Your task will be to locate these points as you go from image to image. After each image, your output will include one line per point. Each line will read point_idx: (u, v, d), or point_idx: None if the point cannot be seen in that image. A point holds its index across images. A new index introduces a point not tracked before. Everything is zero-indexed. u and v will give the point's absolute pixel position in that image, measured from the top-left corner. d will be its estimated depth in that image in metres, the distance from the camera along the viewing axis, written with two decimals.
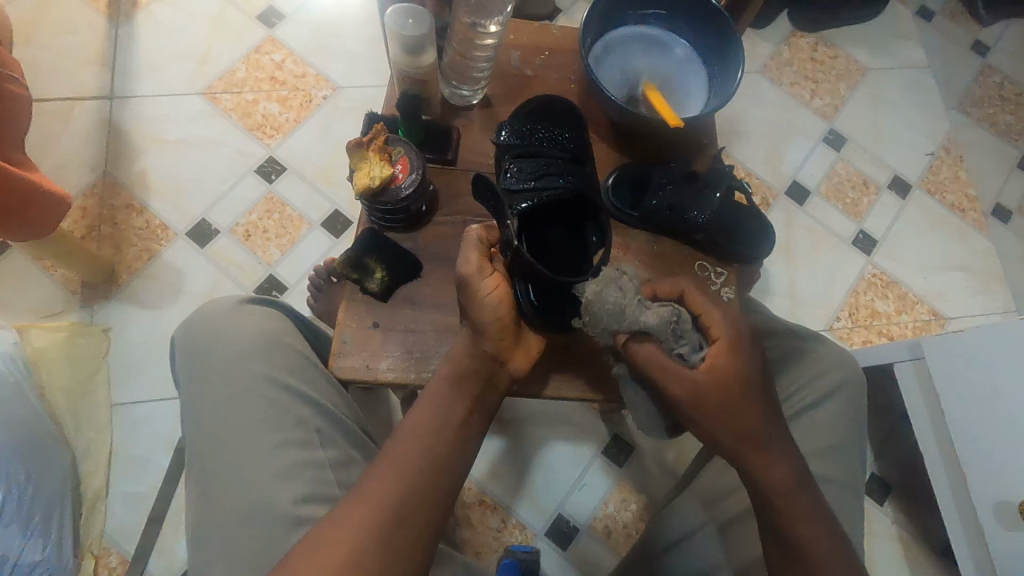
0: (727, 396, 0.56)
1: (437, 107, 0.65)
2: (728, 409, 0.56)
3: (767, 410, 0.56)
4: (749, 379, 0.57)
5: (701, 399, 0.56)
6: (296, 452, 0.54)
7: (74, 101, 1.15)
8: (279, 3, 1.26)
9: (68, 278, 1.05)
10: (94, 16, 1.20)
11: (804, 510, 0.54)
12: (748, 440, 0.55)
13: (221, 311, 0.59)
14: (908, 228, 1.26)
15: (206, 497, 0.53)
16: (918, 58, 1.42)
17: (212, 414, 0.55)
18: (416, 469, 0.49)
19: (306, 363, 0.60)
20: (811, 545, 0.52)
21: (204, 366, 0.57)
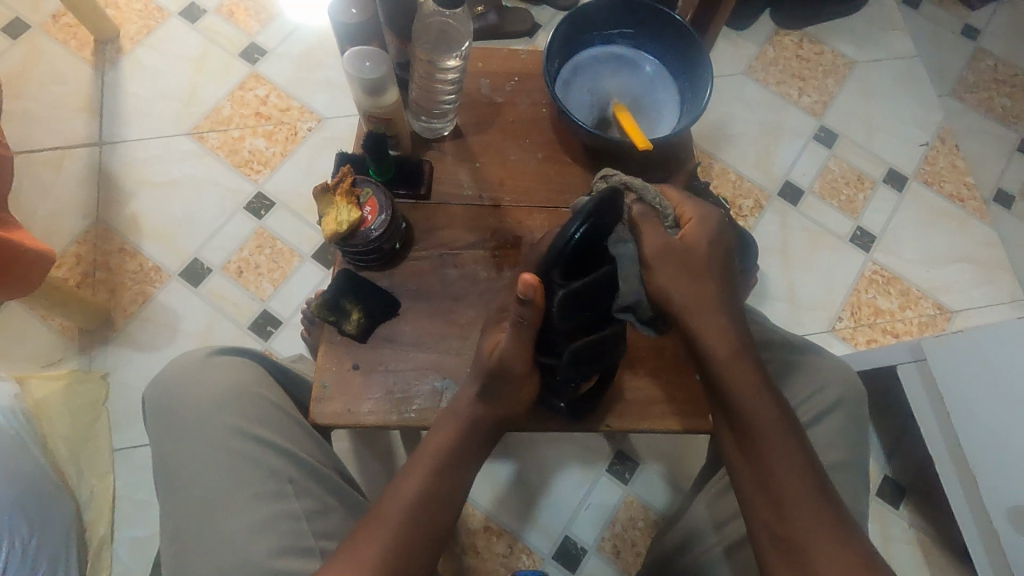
0: (685, 264, 0.61)
1: (407, 143, 0.65)
2: (695, 282, 0.61)
3: (725, 290, 0.62)
4: (707, 255, 0.62)
5: (667, 256, 0.61)
6: (270, 505, 0.54)
7: (64, 150, 1.16)
8: (261, 39, 1.27)
9: (65, 326, 1.05)
10: (80, 64, 1.22)
11: (747, 383, 0.58)
12: (704, 310, 0.61)
13: (193, 365, 0.60)
14: (907, 222, 1.24)
15: (183, 555, 0.53)
16: (907, 47, 1.40)
17: (187, 471, 0.55)
18: (408, 528, 0.51)
19: (280, 412, 0.60)
20: (755, 415, 0.57)
21: (180, 422, 0.57)
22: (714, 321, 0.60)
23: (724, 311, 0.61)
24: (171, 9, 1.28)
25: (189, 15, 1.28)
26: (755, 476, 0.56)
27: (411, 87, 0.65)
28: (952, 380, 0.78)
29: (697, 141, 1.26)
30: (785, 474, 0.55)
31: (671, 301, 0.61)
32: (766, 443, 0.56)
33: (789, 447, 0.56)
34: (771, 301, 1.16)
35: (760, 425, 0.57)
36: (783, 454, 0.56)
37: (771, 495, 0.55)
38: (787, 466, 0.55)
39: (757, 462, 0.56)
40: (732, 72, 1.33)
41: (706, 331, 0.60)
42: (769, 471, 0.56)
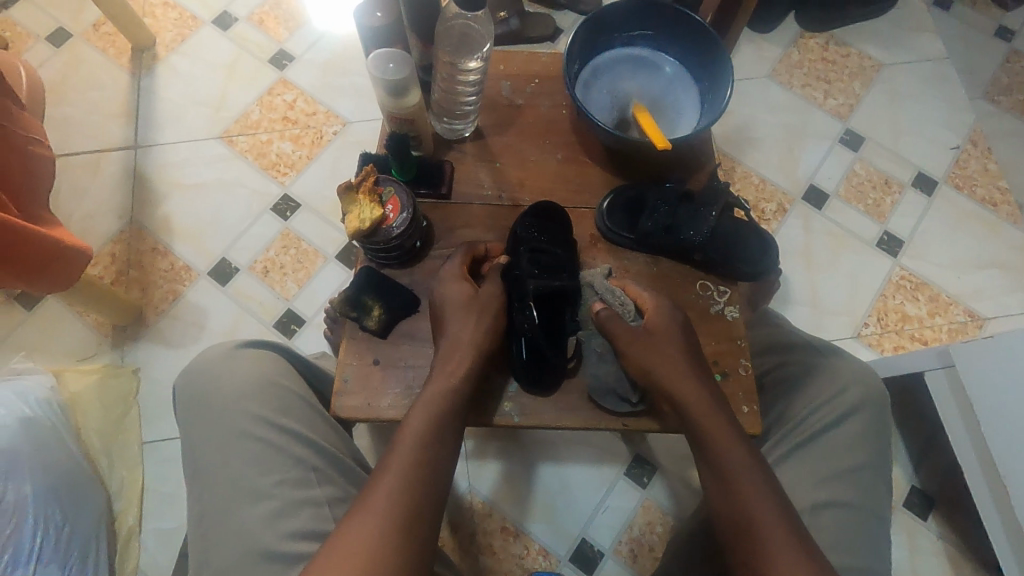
0: (654, 344, 0.60)
1: (429, 144, 0.66)
2: (658, 354, 0.59)
3: (693, 357, 0.60)
4: (671, 332, 0.61)
5: (635, 343, 0.60)
6: (292, 490, 0.55)
7: (102, 153, 1.21)
8: (289, 46, 1.30)
9: (99, 322, 1.09)
10: (118, 71, 1.27)
11: (729, 442, 0.55)
12: (677, 377, 0.58)
13: (220, 357, 0.62)
14: (936, 226, 1.21)
15: (207, 538, 0.54)
16: (937, 49, 1.37)
17: (211, 458, 0.57)
18: (405, 491, 0.50)
19: (301, 402, 0.61)
20: (731, 465, 0.54)
21: (204, 410, 0.59)
22: (692, 387, 0.58)
23: (700, 377, 0.59)
24: (204, 17, 1.33)
25: (221, 23, 1.32)
26: (740, 527, 0.52)
27: (433, 89, 0.66)
28: (982, 386, 0.75)
29: (719, 144, 1.25)
30: (770, 529, 0.51)
31: (652, 376, 0.59)
32: (748, 498, 0.53)
33: (765, 495, 0.53)
34: (793, 306, 1.15)
35: (743, 479, 0.54)
36: (761, 505, 0.52)
37: (756, 553, 0.51)
38: (772, 519, 0.51)
39: (740, 517, 0.52)
40: (755, 75, 1.31)
41: (685, 396, 0.58)
42: (749, 526, 0.52)
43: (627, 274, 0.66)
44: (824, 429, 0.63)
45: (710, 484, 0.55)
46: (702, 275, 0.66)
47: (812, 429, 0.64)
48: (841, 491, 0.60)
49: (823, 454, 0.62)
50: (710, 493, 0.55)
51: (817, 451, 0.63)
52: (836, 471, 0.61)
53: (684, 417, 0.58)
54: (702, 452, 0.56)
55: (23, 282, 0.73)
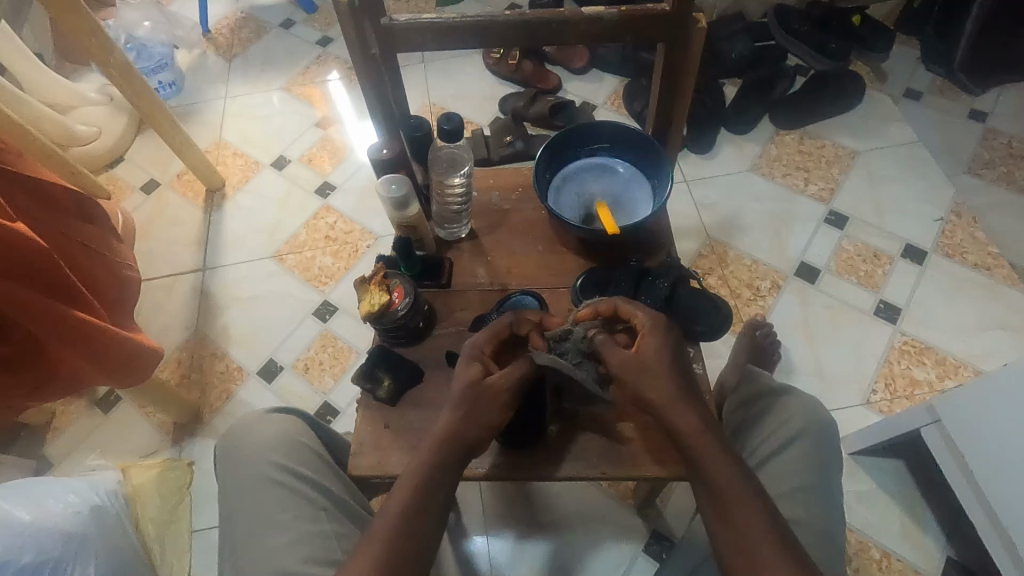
0: (646, 370, 0.66)
1: (431, 246, 0.81)
2: (646, 377, 0.66)
3: (681, 378, 0.66)
4: (662, 359, 0.66)
5: (628, 367, 0.66)
6: (307, 525, 0.66)
7: (175, 276, 1.43)
8: (332, 178, 1.55)
9: (162, 421, 1.24)
10: (194, 210, 1.53)
11: (719, 464, 0.62)
12: (665, 396, 0.65)
13: (251, 420, 0.74)
14: (933, 292, 1.26)
15: (237, 568, 0.65)
16: (908, 134, 1.50)
17: (241, 501, 0.68)
18: (399, 543, 0.58)
19: (316, 456, 0.73)
20: (719, 481, 0.61)
21: (237, 462, 0.71)
22: (685, 413, 0.64)
23: (691, 399, 0.65)
24: (265, 161, 1.61)
25: (278, 165, 1.60)
26: (733, 541, 0.59)
27: (432, 202, 0.82)
28: (972, 432, 0.79)
29: (710, 231, 1.37)
30: (759, 542, 0.57)
31: (647, 401, 0.65)
32: (738, 510, 0.59)
33: (753, 507, 0.59)
34: (797, 376, 1.19)
35: (734, 497, 0.60)
36: (748, 516, 0.59)
37: (748, 565, 0.57)
38: (761, 535, 0.58)
39: (734, 533, 0.59)
40: (739, 170, 1.46)
41: (678, 421, 0.64)
42: (739, 536, 0.59)
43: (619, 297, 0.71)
44: (774, 454, 0.73)
45: (707, 502, 0.62)
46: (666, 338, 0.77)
47: (760, 458, 0.73)
48: (795, 510, 0.68)
49: (771, 478, 0.72)
50: (706, 508, 0.62)
51: (768, 477, 0.72)
52: (785, 492, 0.70)
53: (679, 439, 0.64)
54: (696, 472, 0.63)
55: (108, 378, 0.90)
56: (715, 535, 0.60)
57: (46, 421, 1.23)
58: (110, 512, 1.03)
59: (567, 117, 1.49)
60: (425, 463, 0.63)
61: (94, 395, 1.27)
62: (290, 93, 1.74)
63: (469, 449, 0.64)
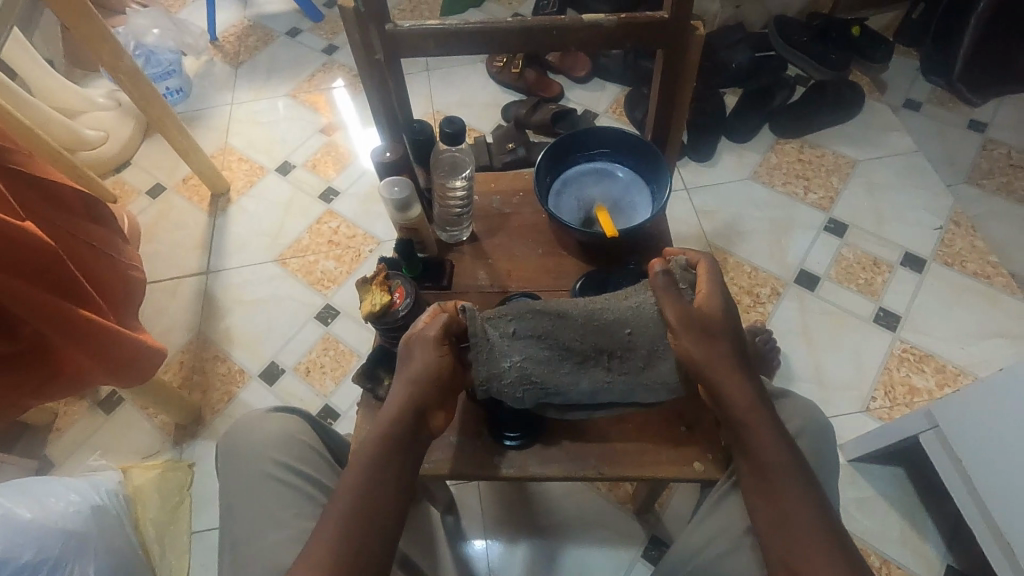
0: (707, 329, 0.66)
1: (433, 249, 0.83)
2: (704, 339, 0.66)
3: (734, 347, 0.67)
4: (724, 319, 0.67)
5: (689, 322, 0.66)
6: (306, 522, 0.67)
7: (179, 279, 1.44)
8: (336, 183, 1.57)
9: (164, 422, 1.25)
10: (199, 214, 1.55)
11: (766, 436, 0.63)
12: (716, 365, 0.66)
13: (255, 418, 0.75)
14: (934, 300, 1.26)
15: (236, 564, 0.66)
16: (907, 144, 1.52)
17: (241, 497, 0.69)
18: (358, 518, 0.59)
19: (316, 454, 0.74)
20: (766, 456, 0.62)
21: (238, 459, 0.72)
22: (736, 383, 0.65)
23: (744, 373, 0.66)
24: (270, 166, 1.62)
25: (283, 170, 1.61)
26: (777, 515, 0.60)
27: (434, 206, 0.84)
28: (964, 437, 0.80)
29: (710, 238, 1.37)
30: (800, 517, 0.59)
31: (700, 365, 0.66)
32: (783, 485, 0.61)
33: (797, 485, 0.61)
34: (797, 382, 1.19)
35: (779, 474, 0.61)
36: (791, 491, 0.60)
37: (791, 541, 0.58)
38: (807, 512, 0.59)
39: (774, 509, 0.60)
40: (739, 178, 1.47)
41: (731, 391, 0.65)
42: (785, 510, 0.60)
43: (707, 253, 0.72)
44: None
45: (750, 475, 0.63)
46: None
47: None
48: None
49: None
50: (747, 483, 0.63)
51: None
52: None
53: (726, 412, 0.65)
54: (741, 444, 0.64)
55: (112, 377, 0.91)
56: (755, 512, 0.62)
57: (49, 421, 1.24)
58: (111, 512, 1.03)
59: (569, 124, 1.50)
60: (374, 439, 0.63)
61: (96, 397, 1.27)
62: (296, 99, 1.76)
63: (414, 419, 0.65)
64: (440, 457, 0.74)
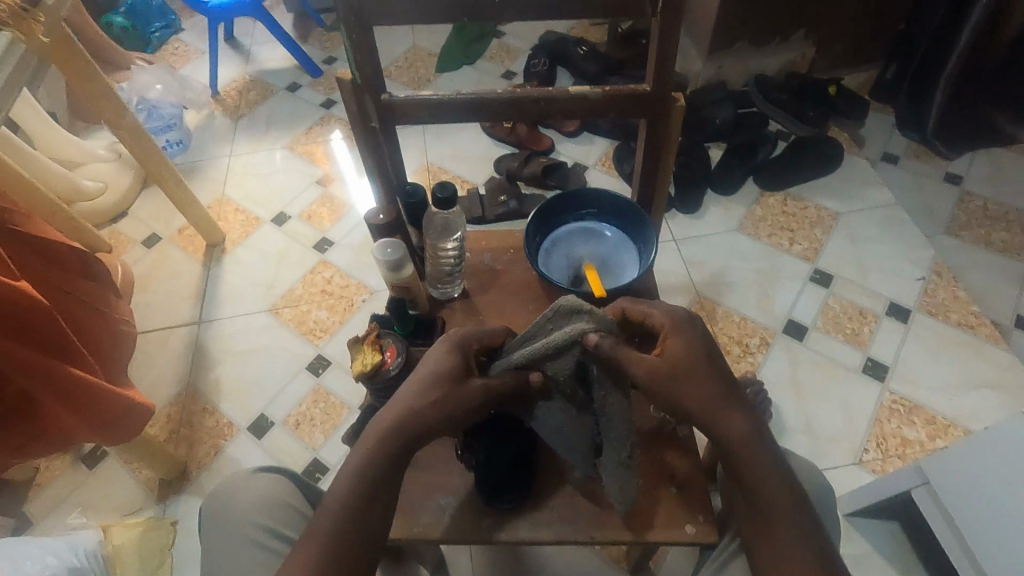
0: (675, 372, 0.67)
1: (424, 307, 0.85)
2: (677, 381, 0.67)
3: (715, 382, 0.68)
4: (690, 358, 0.68)
5: (657, 375, 0.67)
6: None
7: (170, 329, 1.44)
8: (331, 234, 1.59)
9: (148, 478, 1.22)
10: (194, 264, 1.56)
11: (762, 471, 0.64)
12: (705, 403, 0.67)
13: (239, 479, 0.73)
14: (919, 350, 1.28)
15: None
16: (886, 197, 1.56)
17: (222, 566, 0.67)
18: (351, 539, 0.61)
19: (302, 518, 0.72)
20: (767, 493, 0.63)
21: (222, 523, 0.70)
22: (732, 416, 0.66)
23: (734, 406, 0.67)
24: (265, 217, 1.65)
25: (278, 221, 1.64)
26: (773, 555, 0.61)
27: (426, 264, 0.85)
28: (953, 496, 0.80)
29: (700, 289, 1.40)
30: (790, 554, 0.60)
31: (688, 409, 0.67)
32: (777, 518, 0.62)
33: (791, 517, 0.62)
34: (789, 434, 1.19)
35: (778, 511, 0.62)
36: (784, 524, 0.62)
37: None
38: (799, 549, 0.60)
39: (771, 547, 0.61)
40: (725, 230, 1.51)
41: (725, 425, 0.66)
42: (778, 545, 0.61)
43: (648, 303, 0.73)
44: None
45: (747, 510, 0.65)
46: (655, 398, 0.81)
47: None
48: None
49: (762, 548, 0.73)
50: (743, 518, 0.65)
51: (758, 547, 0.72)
52: None
53: (725, 445, 0.66)
54: (740, 479, 0.65)
55: (99, 436, 0.89)
56: (749, 544, 0.64)
57: (29, 477, 1.21)
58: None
59: (560, 178, 1.55)
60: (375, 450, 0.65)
61: (80, 451, 1.25)
62: (294, 151, 1.81)
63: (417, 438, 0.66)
64: (428, 521, 0.75)
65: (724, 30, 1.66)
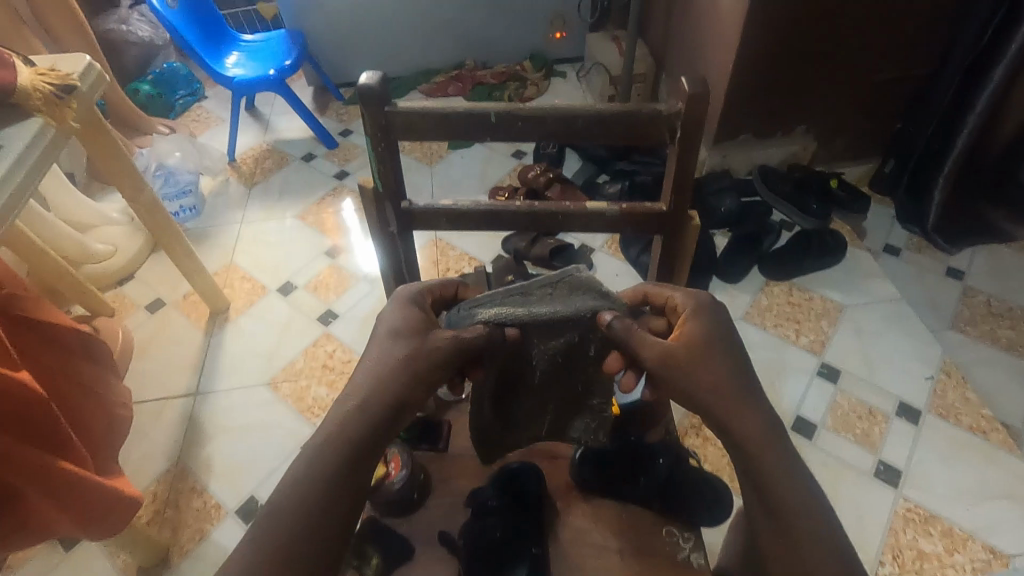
0: (692, 355, 0.68)
1: (431, 407, 0.94)
2: (693, 366, 0.67)
3: (729, 370, 0.68)
4: (707, 341, 0.68)
5: (673, 358, 0.67)
6: None
7: (165, 400, 1.41)
8: (336, 307, 1.59)
9: (127, 564, 1.16)
10: (196, 331, 1.55)
11: (785, 476, 0.63)
12: (722, 393, 0.66)
13: None
14: (932, 454, 1.25)
15: None
16: (891, 290, 1.57)
17: None
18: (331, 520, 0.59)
19: None
20: (785, 497, 0.62)
21: None
22: (750, 416, 0.65)
23: (754, 406, 0.66)
24: (271, 286, 1.65)
25: (284, 290, 1.64)
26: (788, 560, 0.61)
27: None
28: None
29: None
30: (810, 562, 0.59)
31: (700, 399, 0.67)
32: (796, 519, 0.61)
33: (807, 514, 0.62)
34: None
35: (799, 520, 0.61)
36: (799, 525, 0.61)
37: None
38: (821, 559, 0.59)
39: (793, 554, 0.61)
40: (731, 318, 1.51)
41: (744, 428, 0.65)
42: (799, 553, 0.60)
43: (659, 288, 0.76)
44: None
45: (756, 503, 0.64)
46: (667, 522, 0.85)
47: None
48: None
49: None
50: (759, 517, 0.64)
51: None
52: None
53: (742, 442, 0.64)
54: (760, 477, 0.63)
55: (80, 530, 0.85)
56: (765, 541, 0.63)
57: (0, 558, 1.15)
58: None
59: (567, 260, 1.57)
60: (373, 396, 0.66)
61: None
62: (304, 221, 1.83)
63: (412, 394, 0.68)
64: None
65: (729, 123, 1.72)
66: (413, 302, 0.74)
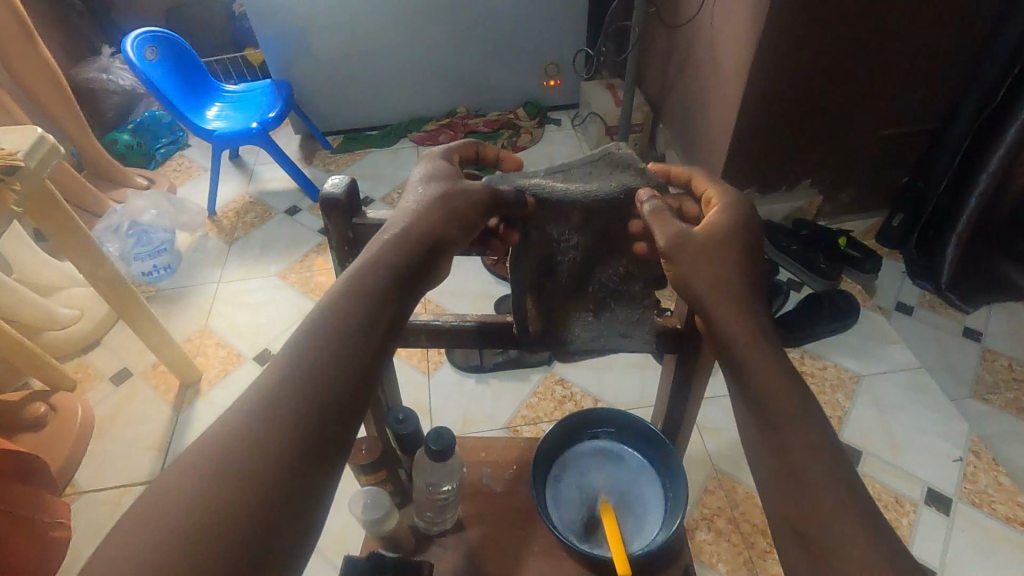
0: (714, 241, 0.58)
1: (409, 544, 0.86)
2: (710, 255, 0.57)
3: (740, 270, 0.57)
4: (734, 232, 0.59)
5: (687, 243, 0.58)
6: None
7: (125, 488, 1.28)
8: None
9: None
10: (162, 406, 1.43)
11: (785, 385, 0.52)
12: (727, 286, 0.56)
13: None
14: (967, 551, 1.14)
15: None
16: (908, 357, 1.48)
17: None
18: (295, 400, 0.43)
19: None
20: (796, 424, 0.50)
21: None
22: (736, 318, 0.55)
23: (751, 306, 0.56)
24: (247, 354, 1.54)
25: (261, 358, 1.53)
26: (797, 505, 0.47)
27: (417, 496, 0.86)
28: None
29: (716, 463, 1.27)
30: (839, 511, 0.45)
31: (693, 284, 0.57)
32: (800, 449, 0.49)
33: (817, 449, 0.49)
34: None
35: (803, 448, 0.49)
36: (806, 452, 0.49)
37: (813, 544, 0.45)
38: (840, 502, 0.46)
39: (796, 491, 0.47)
40: None
41: (730, 327, 0.55)
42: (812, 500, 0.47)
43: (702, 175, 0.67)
44: None
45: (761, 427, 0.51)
46: None
47: None
48: None
49: None
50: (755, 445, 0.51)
51: None
52: None
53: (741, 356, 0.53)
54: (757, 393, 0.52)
55: None
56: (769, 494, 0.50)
57: None
58: None
59: None
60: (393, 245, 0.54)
61: None
62: (285, 280, 1.73)
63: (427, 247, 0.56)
64: None
65: (731, 179, 1.65)
66: (439, 155, 0.66)
